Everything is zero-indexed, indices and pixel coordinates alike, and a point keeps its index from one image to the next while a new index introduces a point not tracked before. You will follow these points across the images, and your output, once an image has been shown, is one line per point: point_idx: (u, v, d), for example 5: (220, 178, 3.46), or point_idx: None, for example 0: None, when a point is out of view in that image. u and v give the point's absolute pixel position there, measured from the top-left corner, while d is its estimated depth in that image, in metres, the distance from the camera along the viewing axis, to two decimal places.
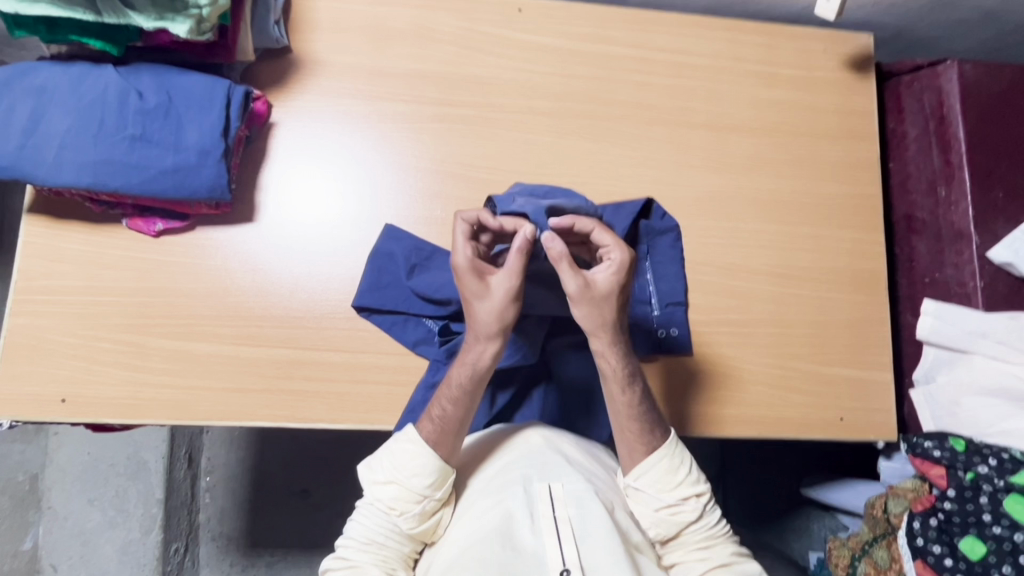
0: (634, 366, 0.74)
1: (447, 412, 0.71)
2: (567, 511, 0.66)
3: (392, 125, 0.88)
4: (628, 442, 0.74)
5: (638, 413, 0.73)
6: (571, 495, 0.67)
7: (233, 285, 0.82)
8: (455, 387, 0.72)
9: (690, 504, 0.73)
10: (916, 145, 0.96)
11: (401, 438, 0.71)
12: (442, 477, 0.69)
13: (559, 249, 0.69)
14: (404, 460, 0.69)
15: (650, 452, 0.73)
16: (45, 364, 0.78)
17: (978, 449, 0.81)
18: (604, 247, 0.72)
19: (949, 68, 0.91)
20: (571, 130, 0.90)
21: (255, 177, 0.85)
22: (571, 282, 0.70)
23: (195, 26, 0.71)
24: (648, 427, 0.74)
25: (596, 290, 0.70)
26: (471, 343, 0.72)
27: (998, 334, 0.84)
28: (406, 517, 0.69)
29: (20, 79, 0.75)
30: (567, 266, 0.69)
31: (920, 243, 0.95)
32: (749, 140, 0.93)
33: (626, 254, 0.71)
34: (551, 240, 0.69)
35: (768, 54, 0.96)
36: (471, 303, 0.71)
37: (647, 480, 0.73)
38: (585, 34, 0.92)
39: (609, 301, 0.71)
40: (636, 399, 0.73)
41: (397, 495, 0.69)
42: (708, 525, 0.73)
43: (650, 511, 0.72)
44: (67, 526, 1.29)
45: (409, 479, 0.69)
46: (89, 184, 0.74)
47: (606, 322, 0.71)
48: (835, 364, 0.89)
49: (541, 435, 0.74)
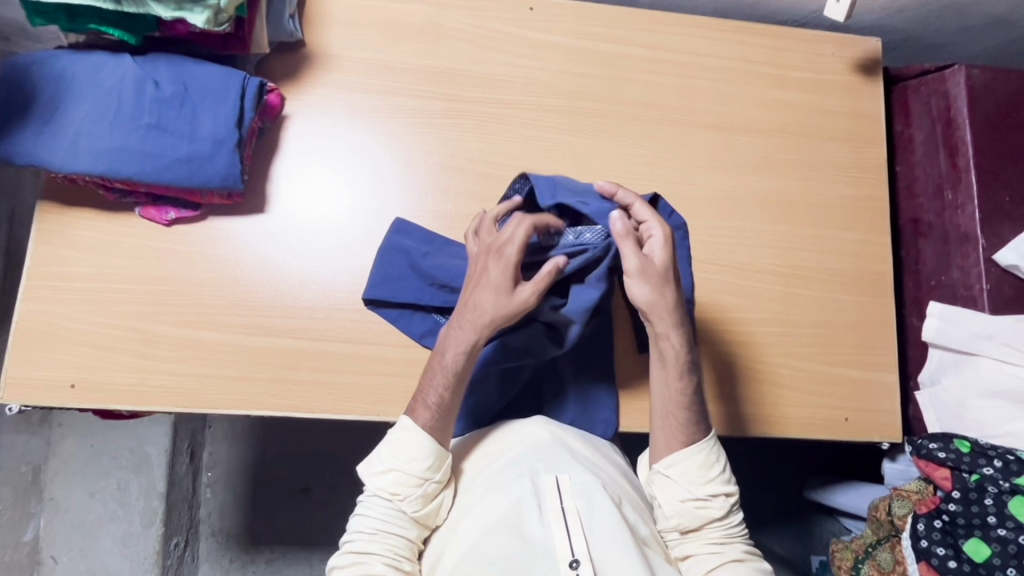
0: (693, 357, 0.74)
1: (443, 398, 0.72)
2: (574, 502, 0.66)
3: (403, 120, 0.88)
4: (669, 428, 0.74)
5: (689, 404, 0.74)
6: (578, 487, 0.68)
7: (243, 275, 0.83)
8: (450, 375, 0.72)
9: (716, 501, 0.73)
10: (923, 149, 0.97)
11: (397, 426, 0.71)
12: (440, 460, 0.71)
13: (625, 224, 0.72)
14: (403, 447, 0.70)
15: (689, 442, 0.74)
16: (55, 350, 0.79)
17: (984, 451, 0.81)
18: (643, 223, 0.74)
19: (957, 73, 0.92)
20: (580, 128, 0.91)
21: (267, 169, 0.85)
22: (631, 259, 0.72)
23: (212, 17, 0.72)
24: (693, 419, 0.74)
25: (654, 268, 0.72)
26: (461, 325, 0.72)
27: (1004, 336, 0.84)
28: (409, 502, 0.70)
29: (38, 66, 0.75)
30: (630, 241, 0.72)
31: (926, 246, 0.95)
32: (757, 141, 0.94)
33: (666, 229, 0.73)
34: (614, 219, 0.73)
35: (777, 56, 0.96)
36: (491, 287, 0.71)
37: (678, 470, 0.73)
38: (596, 33, 0.93)
39: (669, 278, 0.73)
40: (690, 388, 0.74)
41: (399, 481, 0.70)
42: (729, 524, 0.74)
43: (676, 500, 0.73)
44: (67, 518, 1.29)
45: (409, 464, 0.70)
46: (104, 171, 0.74)
47: (667, 301, 0.72)
48: (841, 365, 0.90)
49: (549, 429, 0.75)
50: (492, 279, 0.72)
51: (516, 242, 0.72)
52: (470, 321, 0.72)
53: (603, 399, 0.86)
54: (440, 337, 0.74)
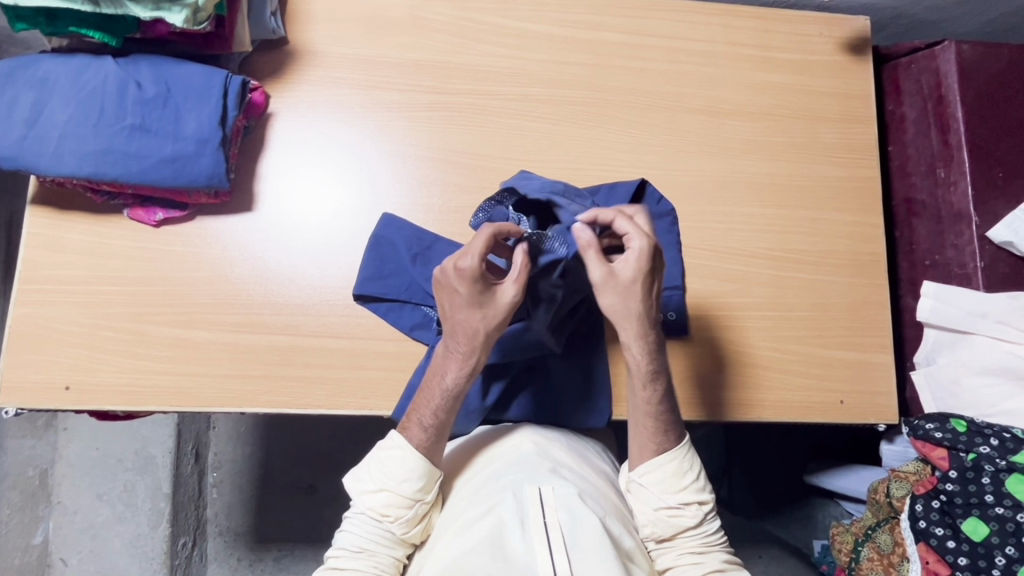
0: (659, 364, 0.74)
1: (438, 419, 0.72)
2: (558, 517, 0.64)
3: (388, 114, 0.88)
4: (641, 437, 0.75)
5: (656, 412, 0.74)
6: (562, 501, 0.66)
7: (232, 273, 0.83)
8: (447, 395, 0.73)
9: (690, 510, 0.73)
10: (915, 128, 0.95)
11: (390, 444, 0.72)
12: (431, 479, 0.71)
13: (587, 236, 0.70)
14: (394, 466, 0.71)
15: (661, 451, 0.74)
16: (50, 352, 0.80)
17: (980, 430, 0.80)
18: (625, 234, 0.71)
19: (946, 49, 0.91)
20: (567, 117, 0.91)
21: (254, 167, 0.86)
22: (595, 271, 0.71)
23: (190, 16, 0.72)
24: (662, 428, 0.74)
25: (620, 279, 0.71)
26: (460, 350, 0.73)
27: (999, 314, 0.84)
28: (399, 523, 0.70)
29: (21, 71, 0.76)
30: (594, 253, 0.70)
31: (920, 225, 0.95)
32: (746, 125, 0.93)
33: (646, 243, 0.70)
34: (580, 229, 0.70)
35: (764, 38, 0.96)
36: (466, 304, 0.71)
37: (653, 478, 0.74)
38: (580, 21, 0.93)
39: (636, 288, 0.71)
40: (655, 397, 0.74)
41: (389, 502, 0.70)
42: (705, 532, 0.74)
43: (649, 510, 0.74)
44: (76, 521, 1.30)
45: (400, 485, 0.70)
46: (90, 173, 0.75)
47: (630, 312, 0.72)
48: (835, 347, 0.89)
49: (535, 445, 0.76)
50: (463, 296, 0.70)
51: (473, 255, 0.68)
52: (469, 344, 0.72)
53: (593, 385, 0.86)
54: (438, 355, 0.74)
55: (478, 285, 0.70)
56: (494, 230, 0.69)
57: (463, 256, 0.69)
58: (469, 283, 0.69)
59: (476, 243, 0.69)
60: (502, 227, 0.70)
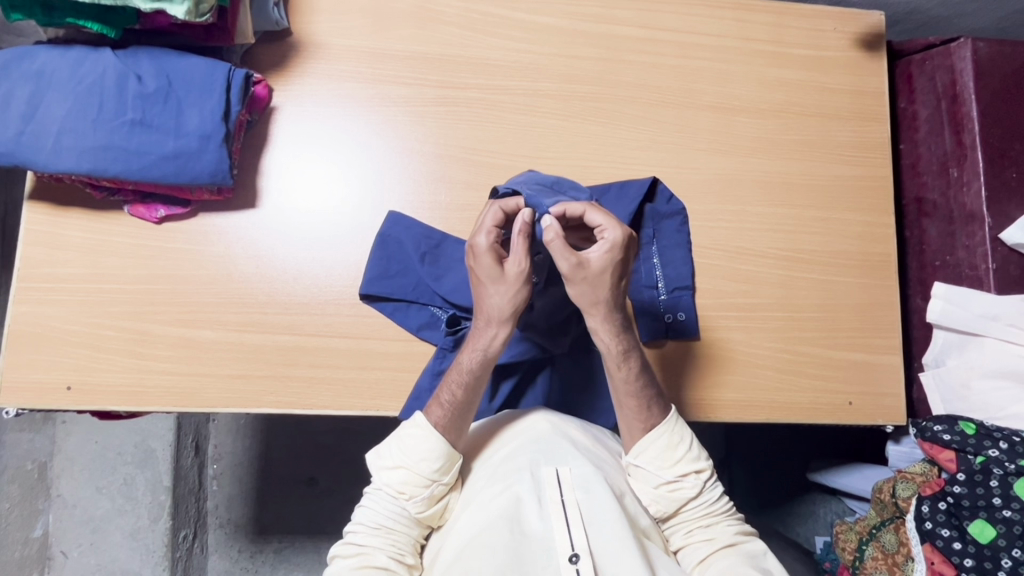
0: (630, 344, 0.73)
1: (457, 396, 0.72)
2: (575, 495, 0.66)
3: (393, 109, 0.86)
4: (628, 418, 0.74)
5: (636, 390, 0.74)
6: (579, 479, 0.68)
7: (236, 270, 0.82)
8: (465, 372, 0.72)
9: (689, 480, 0.73)
10: (927, 126, 0.94)
11: (410, 423, 0.72)
12: (450, 461, 0.71)
13: (552, 224, 0.69)
14: (414, 446, 0.70)
15: (650, 428, 0.74)
16: (49, 352, 0.78)
17: (989, 432, 0.80)
18: (597, 226, 0.70)
19: (962, 47, 0.89)
20: (577, 113, 0.89)
21: (257, 162, 0.84)
22: (563, 263, 0.69)
23: (193, 7, 0.69)
24: (645, 405, 0.74)
25: (589, 271, 0.69)
26: (482, 328, 0.72)
27: (1009, 316, 0.84)
28: (416, 502, 0.70)
29: (17, 63, 0.74)
30: (560, 244, 0.68)
31: (931, 226, 0.94)
32: (759, 122, 0.92)
33: (618, 232, 0.69)
34: (549, 219, 0.69)
35: (777, 33, 0.94)
36: (481, 283, 0.71)
37: (647, 457, 0.73)
38: (590, 14, 0.91)
39: (603, 280, 0.70)
40: (633, 375, 0.73)
41: (407, 479, 0.70)
42: (708, 502, 0.74)
43: (649, 488, 0.73)
44: (76, 513, 1.29)
45: (419, 464, 0.69)
46: (89, 169, 0.73)
47: (600, 300, 0.71)
48: (844, 348, 0.89)
49: (548, 419, 0.74)
50: (478, 276, 0.71)
51: (484, 231, 0.71)
52: (488, 321, 0.72)
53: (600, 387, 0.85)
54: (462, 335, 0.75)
55: (494, 262, 0.70)
56: (501, 203, 0.72)
57: (477, 233, 0.71)
58: (480, 260, 0.71)
59: (486, 218, 0.72)
60: (510, 200, 0.73)
